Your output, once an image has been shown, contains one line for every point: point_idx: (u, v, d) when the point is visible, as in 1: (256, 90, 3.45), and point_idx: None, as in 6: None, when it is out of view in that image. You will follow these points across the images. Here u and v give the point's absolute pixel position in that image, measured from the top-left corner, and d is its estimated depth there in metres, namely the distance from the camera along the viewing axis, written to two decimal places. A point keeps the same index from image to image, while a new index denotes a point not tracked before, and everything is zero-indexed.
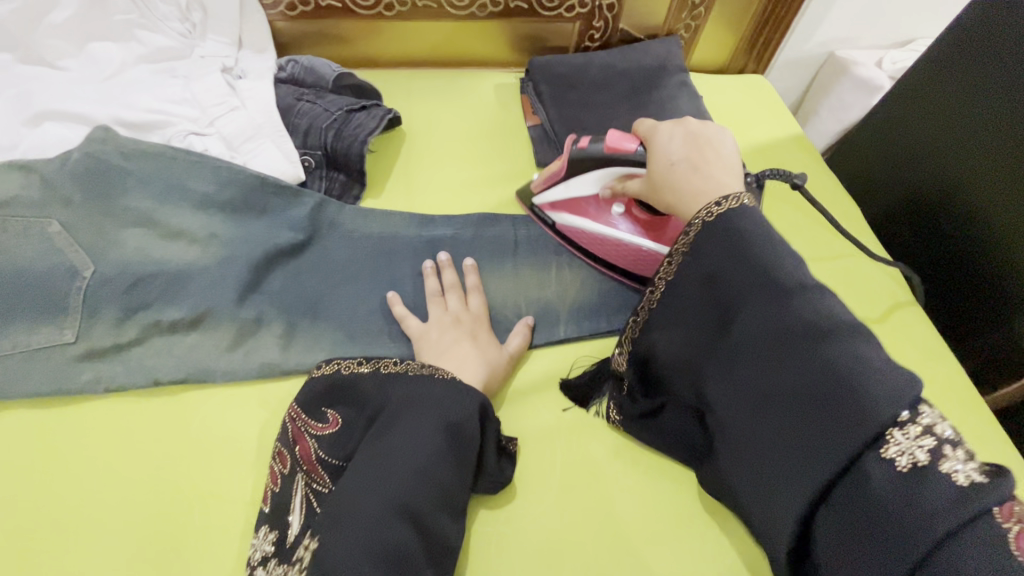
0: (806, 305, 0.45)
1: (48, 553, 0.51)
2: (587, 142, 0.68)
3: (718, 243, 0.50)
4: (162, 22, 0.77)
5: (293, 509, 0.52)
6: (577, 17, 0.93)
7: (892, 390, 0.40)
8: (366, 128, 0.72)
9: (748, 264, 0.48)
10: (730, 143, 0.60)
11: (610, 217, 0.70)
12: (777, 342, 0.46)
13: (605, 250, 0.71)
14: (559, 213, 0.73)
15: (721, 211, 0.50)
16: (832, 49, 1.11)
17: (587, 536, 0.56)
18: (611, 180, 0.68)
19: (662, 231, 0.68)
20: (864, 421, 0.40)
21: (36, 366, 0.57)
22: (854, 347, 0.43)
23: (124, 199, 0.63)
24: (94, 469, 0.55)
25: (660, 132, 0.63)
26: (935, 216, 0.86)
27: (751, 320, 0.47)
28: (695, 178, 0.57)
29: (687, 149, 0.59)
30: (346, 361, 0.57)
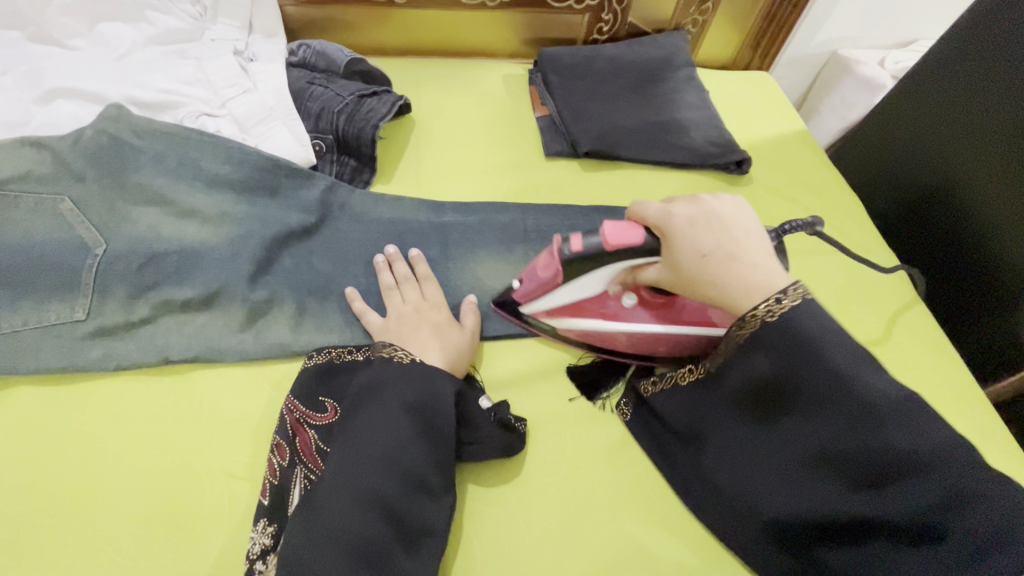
0: (898, 428, 0.43)
1: (60, 527, 0.51)
2: (580, 242, 0.57)
3: (792, 361, 0.46)
4: (174, 4, 0.77)
5: (292, 498, 0.52)
6: (586, 9, 0.94)
7: (999, 513, 0.40)
8: (378, 114, 0.72)
9: (831, 383, 0.45)
10: (748, 219, 0.54)
11: (623, 310, 0.63)
12: (873, 470, 0.44)
13: (624, 341, 0.65)
14: (561, 318, 0.65)
15: (784, 309, 0.46)
16: (836, 48, 1.12)
17: (587, 516, 0.57)
18: (619, 275, 0.60)
19: (680, 311, 0.62)
20: (975, 551, 0.40)
21: (46, 342, 0.56)
22: (954, 471, 0.42)
23: (136, 177, 0.62)
24: (105, 446, 0.55)
25: (674, 218, 0.54)
26: (933, 212, 0.88)
27: (836, 443, 0.45)
28: (738, 267, 0.49)
29: (716, 236, 0.51)
30: (337, 350, 0.59)
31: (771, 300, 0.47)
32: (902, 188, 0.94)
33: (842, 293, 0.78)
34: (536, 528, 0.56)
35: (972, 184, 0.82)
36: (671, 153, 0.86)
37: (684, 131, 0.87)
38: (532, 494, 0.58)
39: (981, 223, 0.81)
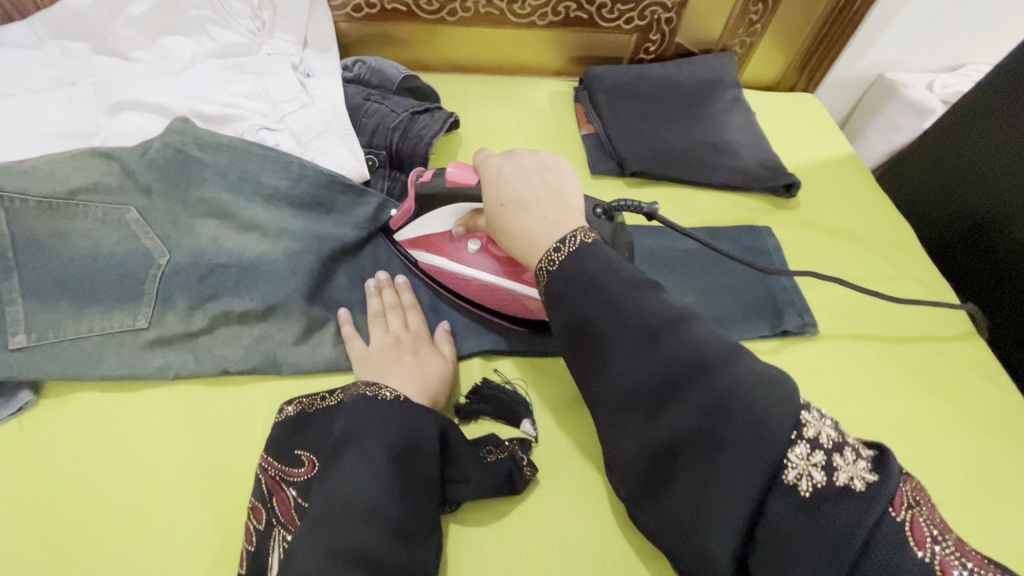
0: (674, 344, 0.43)
1: (118, 535, 0.51)
2: (431, 176, 0.61)
3: (581, 296, 0.47)
4: (233, 19, 0.79)
5: (272, 568, 0.49)
6: (634, 30, 0.94)
7: (764, 399, 0.40)
8: (431, 130, 0.73)
9: (610, 309, 0.46)
10: (567, 172, 0.55)
11: (466, 253, 0.64)
12: (659, 388, 0.43)
13: (459, 282, 0.66)
14: (418, 251, 0.67)
15: (561, 257, 0.48)
16: (883, 71, 1.11)
17: (642, 558, 0.55)
18: (464, 218, 0.62)
19: (518, 270, 0.62)
20: (758, 442, 0.38)
21: (109, 350, 0.57)
22: (727, 368, 0.41)
23: (200, 189, 0.63)
24: (166, 456, 0.55)
25: (487, 164, 0.56)
26: (983, 242, 0.86)
27: (632, 369, 0.44)
28: (525, 220, 0.51)
29: (523, 184, 0.53)
30: (311, 398, 0.56)
31: (568, 236, 0.49)
32: (955, 214, 0.92)
33: (893, 320, 0.76)
34: (588, 550, 0.54)
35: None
36: (719, 174, 0.85)
37: (732, 152, 0.87)
38: (582, 516, 0.56)
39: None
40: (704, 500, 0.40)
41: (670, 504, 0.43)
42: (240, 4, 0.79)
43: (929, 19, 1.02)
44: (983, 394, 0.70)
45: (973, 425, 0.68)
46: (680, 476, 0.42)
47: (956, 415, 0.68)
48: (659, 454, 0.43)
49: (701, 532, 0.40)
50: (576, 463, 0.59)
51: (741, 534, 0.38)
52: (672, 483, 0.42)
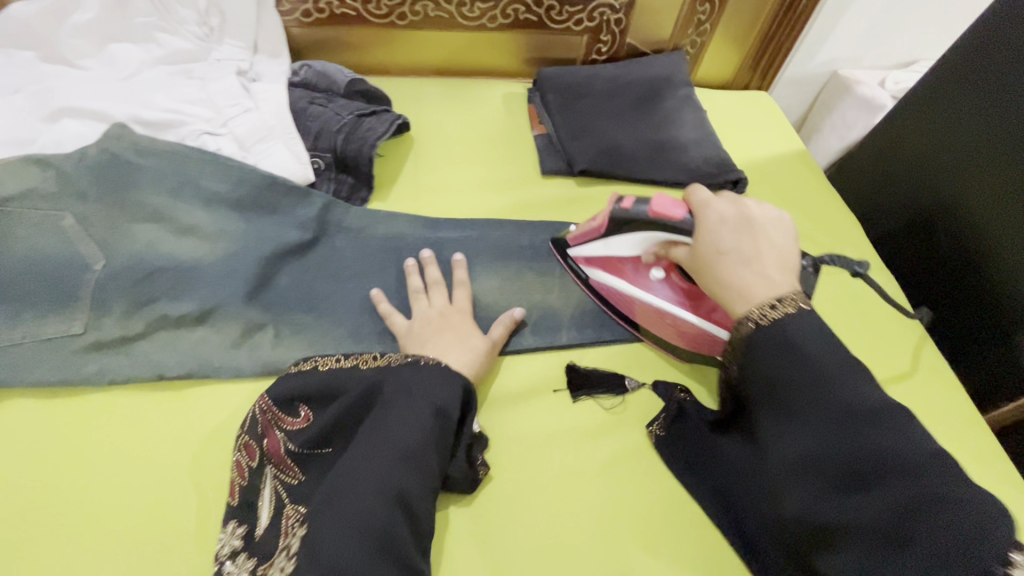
0: (880, 434, 0.44)
1: (49, 537, 0.52)
2: (632, 203, 0.64)
3: (780, 358, 0.48)
4: (182, 26, 0.80)
5: (263, 498, 0.53)
6: (584, 31, 0.95)
7: (969, 511, 0.39)
8: (376, 133, 0.74)
9: (820, 388, 0.46)
10: (784, 230, 0.57)
11: (648, 279, 0.70)
12: (858, 474, 0.43)
13: (633, 305, 0.71)
14: (593, 269, 0.72)
15: (774, 315, 0.50)
16: (836, 68, 1.13)
17: (575, 549, 0.56)
18: (654, 245, 0.66)
19: (699, 303, 0.67)
20: (960, 555, 0.38)
21: (43, 356, 0.57)
22: (932, 478, 0.41)
23: (138, 194, 0.64)
24: (101, 458, 0.55)
25: (710, 210, 0.58)
26: (934, 233, 0.88)
27: (826, 445, 0.45)
28: (745, 272, 0.53)
29: (738, 237, 0.55)
30: (323, 358, 0.58)
31: (765, 305, 0.51)
32: (904, 205, 0.93)
33: (840, 311, 0.77)
34: (523, 544, 0.56)
35: (975, 207, 0.81)
36: (668, 172, 0.86)
37: (682, 150, 0.88)
38: (519, 511, 0.58)
39: (984, 242, 0.80)
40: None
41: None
42: (187, 11, 0.79)
43: (876, 17, 1.03)
44: (926, 382, 0.71)
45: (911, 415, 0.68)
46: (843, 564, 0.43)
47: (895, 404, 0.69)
48: (818, 530, 0.45)
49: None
50: (515, 459, 0.61)
51: None
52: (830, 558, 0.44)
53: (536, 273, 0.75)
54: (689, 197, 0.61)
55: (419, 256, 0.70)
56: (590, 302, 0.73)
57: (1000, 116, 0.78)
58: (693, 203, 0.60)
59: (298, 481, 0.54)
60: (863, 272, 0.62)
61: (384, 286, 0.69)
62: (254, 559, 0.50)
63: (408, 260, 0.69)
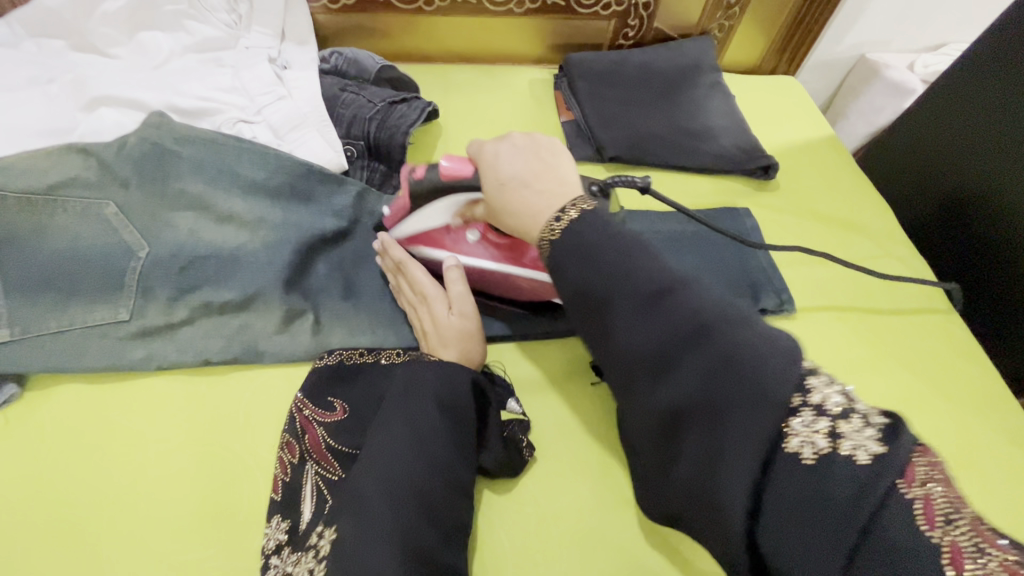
0: (675, 306, 0.40)
1: (106, 522, 0.52)
2: (423, 171, 0.60)
3: (582, 263, 0.44)
4: (210, 13, 0.79)
5: (304, 496, 0.53)
6: (612, 16, 0.94)
7: (775, 361, 0.36)
8: (409, 120, 0.74)
9: (620, 273, 0.42)
10: (566, 153, 0.54)
11: (466, 244, 0.64)
12: (668, 355, 0.39)
13: (465, 274, 0.66)
14: (416, 247, 0.66)
15: (561, 227, 0.46)
16: (865, 52, 1.11)
17: (622, 527, 0.57)
18: (460, 209, 0.60)
19: (520, 254, 0.63)
20: (766, 404, 0.35)
21: (92, 342, 0.58)
22: (739, 330, 0.38)
23: (178, 183, 0.64)
24: (154, 445, 0.56)
25: (486, 153, 0.55)
26: (969, 221, 0.86)
27: (626, 335, 0.41)
28: (526, 198, 0.51)
29: (523, 168, 0.52)
30: (349, 351, 0.61)
31: (551, 221, 0.47)
32: (937, 189, 0.92)
33: (873, 294, 0.77)
34: (567, 531, 0.56)
35: (1010, 195, 0.80)
36: (699, 158, 0.85)
37: (712, 136, 0.87)
38: (562, 498, 0.58)
39: (1010, 232, 0.80)
40: (717, 468, 0.36)
41: (672, 486, 0.41)
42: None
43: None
44: (957, 371, 0.71)
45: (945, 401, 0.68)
46: (684, 453, 0.39)
47: (931, 390, 0.69)
48: (659, 426, 0.40)
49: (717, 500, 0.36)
50: (557, 443, 0.61)
51: (749, 517, 0.34)
52: (678, 455, 0.39)
53: None
54: (469, 150, 0.58)
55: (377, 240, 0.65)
56: None
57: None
58: (472, 154, 0.57)
59: (338, 477, 0.53)
60: (648, 187, 0.56)
61: None
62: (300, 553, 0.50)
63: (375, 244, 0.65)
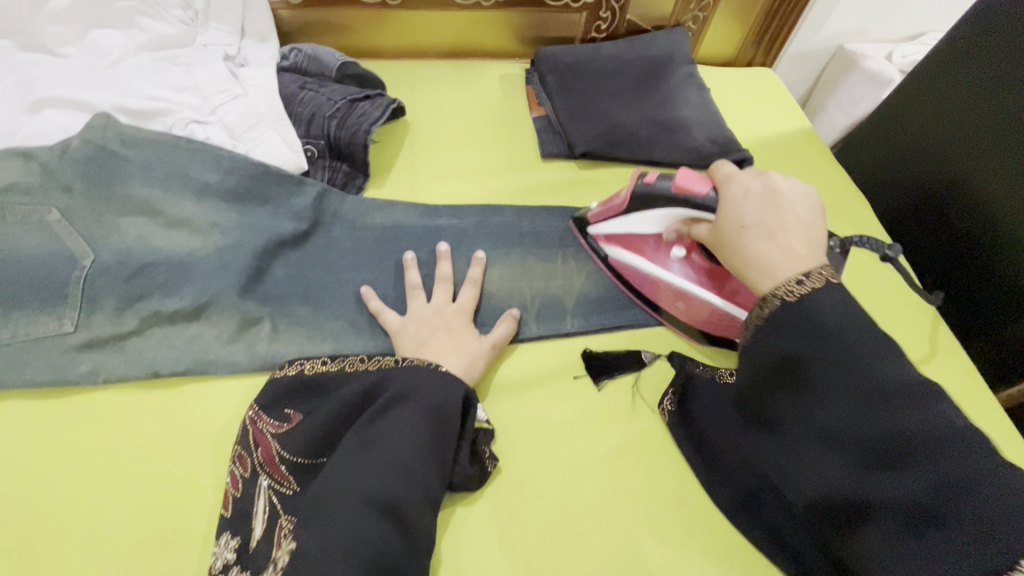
0: (908, 412, 0.40)
1: (46, 544, 0.50)
2: (655, 177, 0.62)
3: (794, 330, 0.44)
4: (165, 10, 0.76)
5: (255, 511, 0.51)
6: (583, 8, 0.92)
7: (1001, 513, 0.36)
8: (370, 117, 0.71)
9: (834, 363, 0.43)
10: (812, 205, 0.52)
11: (669, 258, 0.67)
12: (887, 456, 0.40)
13: (633, 275, 0.70)
14: (613, 247, 0.71)
15: (803, 291, 0.45)
16: (843, 42, 1.09)
17: (586, 538, 0.55)
18: (676, 223, 0.63)
19: (722, 281, 0.65)
20: (985, 539, 0.36)
21: (35, 356, 0.56)
22: (977, 464, 0.38)
23: (124, 187, 0.62)
24: (98, 461, 0.54)
25: (734, 183, 0.55)
26: (946, 214, 0.85)
27: (835, 419, 0.43)
28: (768, 246, 0.49)
29: (762, 210, 0.51)
30: (310, 361, 0.58)
31: (793, 281, 0.46)
32: (913, 181, 0.91)
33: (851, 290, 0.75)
34: (531, 536, 0.55)
35: (987, 187, 0.79)
36: (672, 153, 0.84)
37: (684, 129, 0.85)
38: (526, 502, 0.56)
39: (989, 221, 0.78)
40: (898, 571, 0.39)
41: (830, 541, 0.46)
42: None
43: None
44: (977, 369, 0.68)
45: None
46: (867, 538, 0.41)
47: None
48: (844, 508, 0.43)
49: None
50: (522, 451, 0.59)
51: None
52: (856, 535, 0.42)
53: (537, 259, 0.73)
54: (714, 172, 0.58)
55: (405, 255, 0.67)
56: (594, 288, 0.72)
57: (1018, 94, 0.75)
58: (717, 178, 0.57)
59: (293, 492, 0.52)
60: (894, 255, 0.56)
61: (384, 278, 0.67)
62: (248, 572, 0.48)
63: (407, 254, 0.67)
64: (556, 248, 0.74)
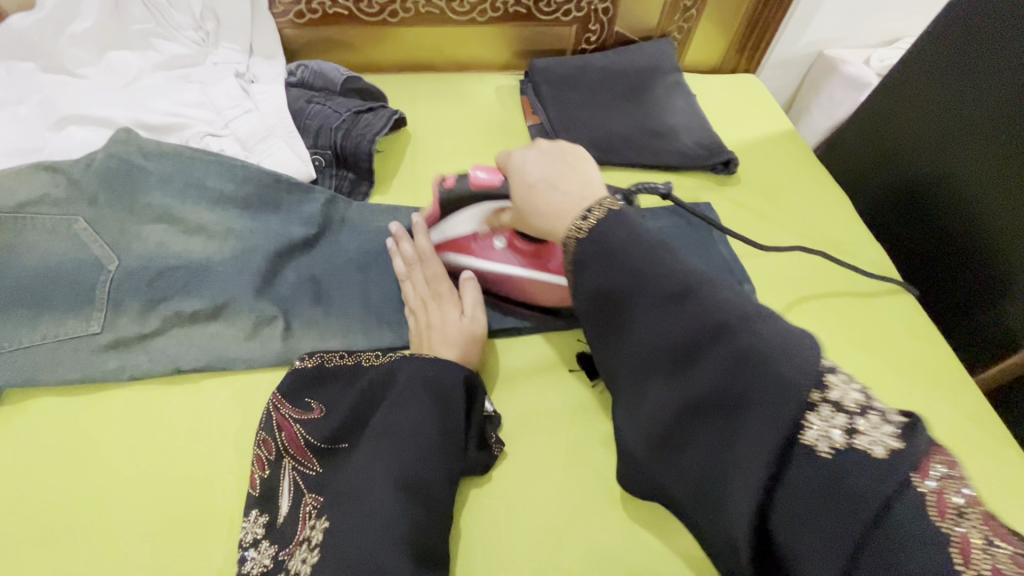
0: (702, 304, 0.42)
1: (79, 531, 0.53)
2: (454, 180, 0.65)
3: (611, 260, 0.46)
4: (178, 31, 0.80)
5: (281, 491, 0.55)
6: (573, 21, 0.97)
7: (795, 362, 0.37)
8: (374, 129, 0.76)
9: (640, 278, 0.45)
10: (588, 152, 0.57)
11: (493, 251, 0.67)
12: (687, 349, 0.41)
13: (486, 280, 0.69)
14: (443, 254, 0.69)
15: (590, 224, 0.48)
16: (822, 48, 1.15)
17: (587, 519, 0.58)
18: (488, 216, 0.65)
19: (549, 260, 0.66)
20: (778, 399, 0.36)
21: (64, 356, 0.59)
22: (746, 328, 0.39)
23: (146, 196, 0.66)
24: (128, 452, 0.57)
25: (514, 157, 0.59)
26: (926, 210, 0.89)
27: (654, 334, 0.44)
28: (556, 199, 0.53)
29: (544, 169, 0.56)
30: (329, 354, 0.62)
31: (578, 220, 0.49)
32: (895, 179, 0.94)
33: (834, 279, 0.80)
34: (537, 516, 0.58)
35: (965, 186, 0.82)
36: (661, 155, 0.88)
37: (671, 133, 0.89)
38: (531, 485, 0.60)
39: (975, 211, 0.81)
40: (732, 466, 0.38)
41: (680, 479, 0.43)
42: (183, 16, 0.80)
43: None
44: (921, 352, 0.74)
45: (903, 381, 0.71)
46: (699, 446, 0.41)
47: (886, 370, 0.72)
48: (670, 416, 0.42)
49: (724, 497, 0.39)
50: (524, 437, 0.63)
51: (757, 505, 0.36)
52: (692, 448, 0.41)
53: None
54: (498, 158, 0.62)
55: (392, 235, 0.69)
56: None
57: (992, 83, 0.78)
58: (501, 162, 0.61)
59: (316, 472, 0.55)
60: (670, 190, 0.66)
61: (390, 276, 0.71)
62: (277, 545, 0.52)
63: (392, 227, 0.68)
64: None
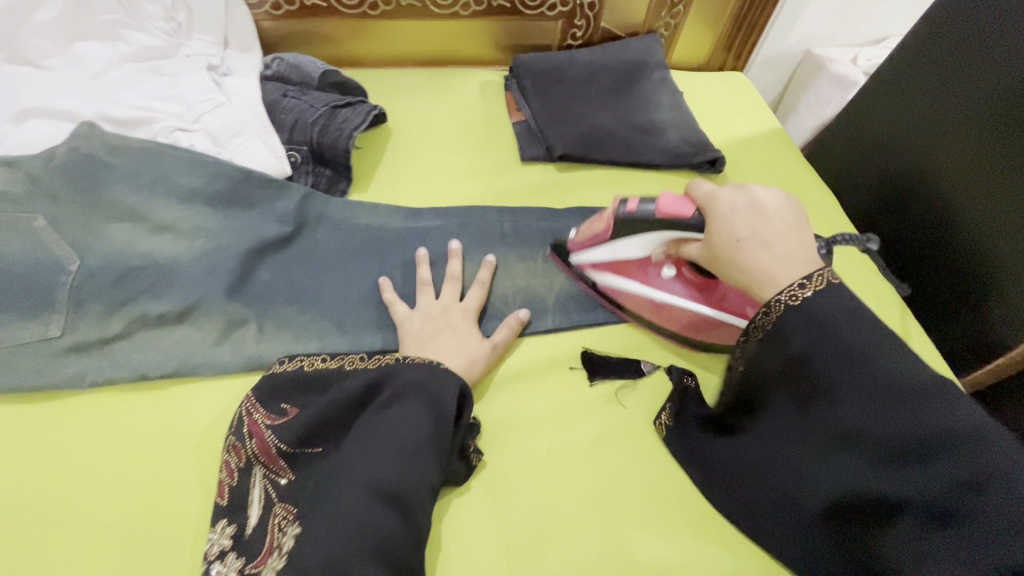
0: (927, 408, 0.42)
1: (34, 545, 0.51)
2: (636, 205, 0.65)
3: (811, 332, 0.46)
4: (147, 22, 0.77)
5: (251, 500, 0.52)
6: (559, 16, 0.95)
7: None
8: (352, 124, 0.73)
9: (852, 364, 0.44)
10: (790, 208, 0.56)
11: (660, 278, 0.69)
12: (905, 447, 0.42)
13: (643, 305, 0.70)
14: (602, 273, 0.71)
15: (806, 292, 0.47)
16: (809, 47, 1.14)
17: (570, 526, 0.56)
18: (666, 244, 0.66)
19: (712, 292, 0.67)
20: (1015, 527, 0.37)
21: (22, 360, 0.56)
22: (984, 447, 0.40)
23: (111, 193, 0.63)
24: (90, 461, 0.55)
25: (719, 201, 0.57)
26: (909, 210, 0.89)
27: (846, 416, 0.45)
28: (765, 257, 0.52)
29: (751, 221, 0.54)
30: (309, 358, 0.60)
31: (794, 286, 0.48)
32: (878, 179, 0.94)
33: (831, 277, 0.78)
34: (519, 523, 0.56)
35: (948, 186, 0.82)
36: (648, 153, 0.86)
37: (659, 130, 0.88)
38: (510, 493, 0.58)
39: (959, 210, 0.81)
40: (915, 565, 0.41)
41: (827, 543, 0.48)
42: (153, 6, 0.76)
43: None
44: (920, 354, 0.72)
45: None
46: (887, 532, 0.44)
47: None
48: (860, 497, 0.45)
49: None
50: (507, 443, 0.61)
51: None
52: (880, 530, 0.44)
53: (519, 258, 0.75)
54: (694, 192, 0.61)
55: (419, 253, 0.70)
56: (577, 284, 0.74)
57: (975, 82, 0.78)
58: (698, 197, 0.60)
59: (289, 481, 0.53)
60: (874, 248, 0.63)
61: (369, 277, 0.68)
62: (244, 558, 0.49)
63: (418, 251, 0.70)
64: (538, 246, 0.76)
